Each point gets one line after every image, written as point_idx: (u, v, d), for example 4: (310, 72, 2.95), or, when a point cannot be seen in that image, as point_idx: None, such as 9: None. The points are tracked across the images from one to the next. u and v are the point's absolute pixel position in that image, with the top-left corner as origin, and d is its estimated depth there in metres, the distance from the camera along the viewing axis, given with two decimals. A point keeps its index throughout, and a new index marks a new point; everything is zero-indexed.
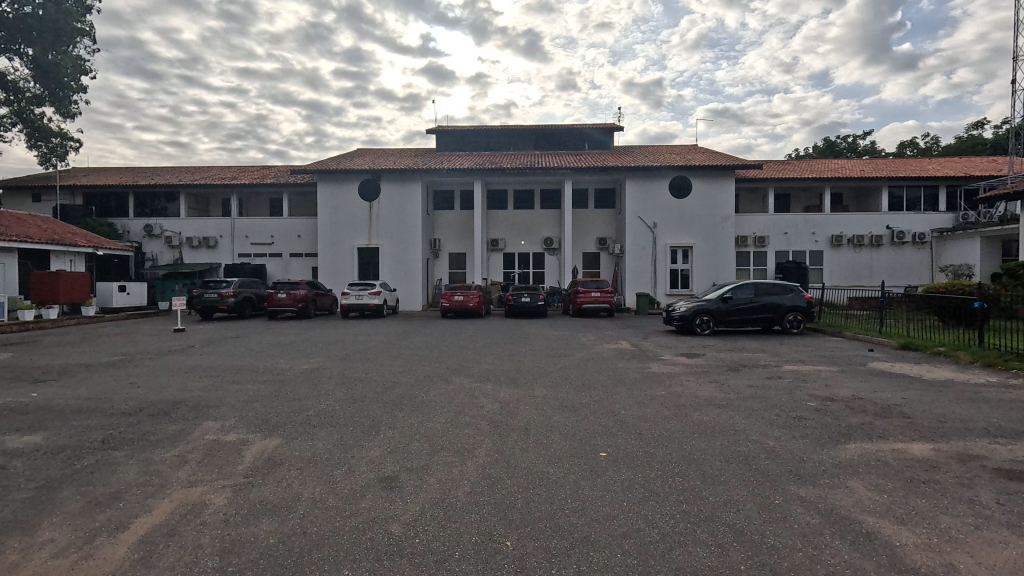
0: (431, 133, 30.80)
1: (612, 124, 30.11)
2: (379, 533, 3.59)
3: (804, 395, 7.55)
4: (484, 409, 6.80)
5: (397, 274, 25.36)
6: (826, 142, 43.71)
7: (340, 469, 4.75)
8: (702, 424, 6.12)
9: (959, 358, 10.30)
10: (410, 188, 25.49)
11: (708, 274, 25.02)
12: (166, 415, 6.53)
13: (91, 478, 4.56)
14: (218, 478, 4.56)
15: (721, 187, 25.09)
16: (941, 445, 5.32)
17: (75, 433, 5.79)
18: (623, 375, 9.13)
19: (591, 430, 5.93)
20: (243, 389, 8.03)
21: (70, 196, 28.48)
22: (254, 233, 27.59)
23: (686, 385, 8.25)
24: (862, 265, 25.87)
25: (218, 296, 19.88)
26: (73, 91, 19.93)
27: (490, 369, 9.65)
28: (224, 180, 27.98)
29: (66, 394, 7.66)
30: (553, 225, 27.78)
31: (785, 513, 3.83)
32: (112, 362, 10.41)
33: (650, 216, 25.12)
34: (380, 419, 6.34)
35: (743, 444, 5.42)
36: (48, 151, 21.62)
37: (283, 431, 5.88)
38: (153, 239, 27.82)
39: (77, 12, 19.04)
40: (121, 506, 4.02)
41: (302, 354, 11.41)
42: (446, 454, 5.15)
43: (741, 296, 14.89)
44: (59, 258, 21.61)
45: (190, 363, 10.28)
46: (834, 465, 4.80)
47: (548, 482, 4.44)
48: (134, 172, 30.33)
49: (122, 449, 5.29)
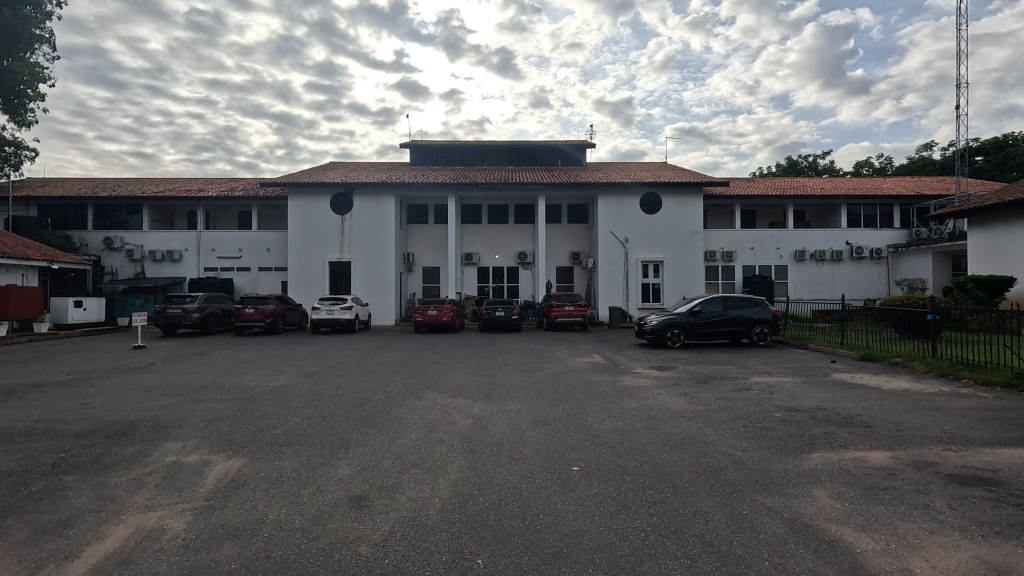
0: (405, 148, 30.75)
1: (585, 141, 30.64)
2: (347, 553, 3.52)
3: (770, 406, 7.73)
4: (456, 425, 6.75)
5: (369, 289, 25.02)
6: (789, 162, 45.53)
7: (308, 488, 4.65)
8: (673, 437, 6.21)
9: (914, 368, 10.77)
10: (383, 202, 25.33)
11: (678, 288, 25.48)
12: (124, 436, 6.26)
13: (38, 505, 4.31)
14: (177, 502, 4.39)
15: (690, 204, 25.73)
16: (899, 453, 5.54)
17: (24, 456, 5.51)
18: (596, 388, 9.21)
19: (563, 444, 5.95)
20: (206, 408, 7.77)
21: (24, 208, 27.30)
22: (221, 246, 26.91)
23: (659, 399, 8.33)
24: (824, 279, 26.85)
25: (182, 312, 19.21)
26: (29, 99, 19.61)
27: (463, 384, 9.59)
28: (189, 193, 27.23)
29: (17, 415, 7.30)
30: (526, 239, 27.95)
31: (752, 523, 3.91)
32: (64, 381, 9.93)
33: (622, 231, 25.58)
34: (349, 437, 6.23)
35: (710, 455, 5.54)
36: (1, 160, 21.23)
37: (247, 451, 5.71)
38: (114, 252, 26.88)
39: (36, 19, 18.66)
40: (70, 534, 3.82)
41: (270, 371, 11.11)
42: (418, 471, 5.09)
43: (710, 310, 15.18)
44: (12, 272, 20.52)
45: (150, 381, 9.89)
46: (798, 474, 4.93)
47: (521, 499, 4.41)
48: (95, 183, 29.35)
49: (75, 472, 5.05)
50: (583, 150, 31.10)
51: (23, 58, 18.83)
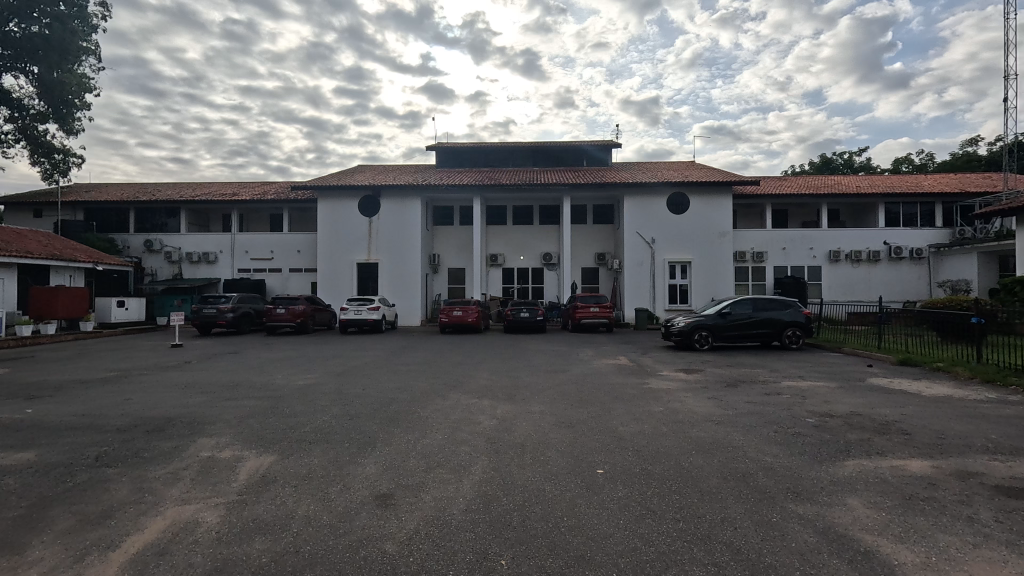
0: (430, 150, 31.06)
1: (610, 141, 30.37)
2: (372, 551, 3.57)
3: (802, 412, 7.50)
4: (480, 426, 6.79)
5: (395, 289, 25.37)
6: (822, 159, 44.15)
7: (336, 486, 4.74)
8: (701, 441, 6.10)
9: (958, 373, 10.29)
10: (409, 205, 25.67)
11: (706, 289, 25.01)
12: (161, 431, 6.50)
13: (82, 496, 4.52)
14: (211, 496, 4.53)
15: (719, 204, 25.22)
16: (940, 462, 5.30)
17: (70, 449, 5.79)
18: (621, 391, 9.12)
19: (587, 446, 5.91)
20: (238, 405, 8.00)
21: (71, 212, 28.67)
22: (254, 248, 27.70)
23: (685, 402, 8.17)
24: (860, 280, 25.95)
25: (216, 312, 19.84)
26: (76, 108, 20.61)
27: (487, 385, 9.62)
28: (224, 197, 28.14)
29: (63, 409, 7.67)
30: (551, 240, 27.87)
31: (782, 532, 3.80)
32: (106, 378, 10.39)
33: (649, 231, 25.27)
34: (375, 436, 6.32)
35: (739, 460, 5.42)
36: (51, 167, 22.30)
37: (278, 448, 5.86)
38: (154, 254, 27.97)
39: (83, 31, 19.68)
40: (112, 524, 3.99)
41: (299, 370, 11.37)
42: (443, 471, 5.14)
43: (739, 312, 14.85)
44: (60, 273, 21.58)
45: (186, 379, 10.25)
46: (831, 482, 4.77)
47: (545, 500, 4.40)
48: (136, 188, 30.59)
49: (116, 465, 5.26)
50: (609, 150, 30.86)
51: (72, 69, 19.87)
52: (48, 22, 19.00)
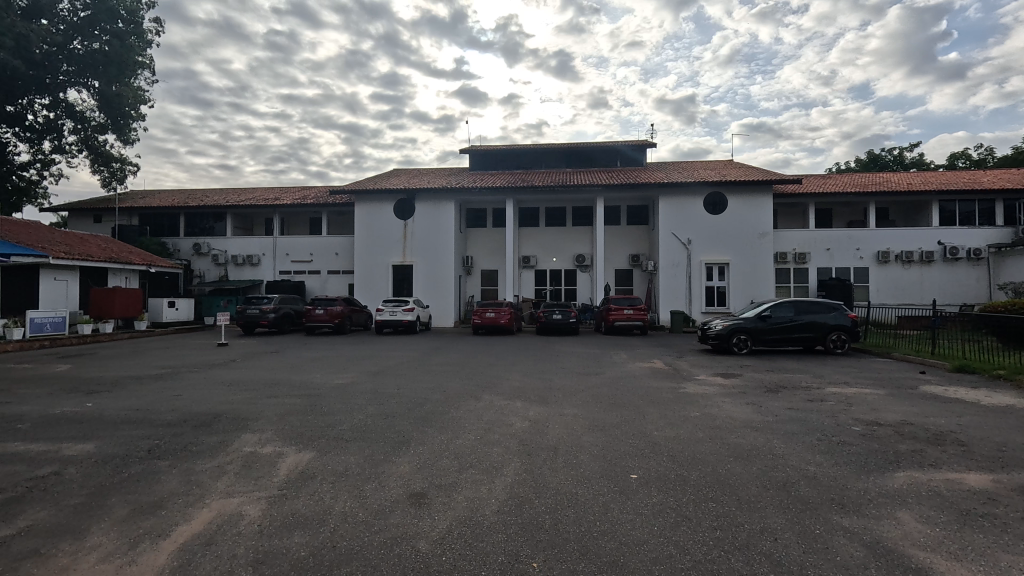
0: (464, 153, 31.37)
1: (645, 141, 29.94)
2: (406, 548, 3.62)
3: (848, 420, 7.17)
4: (512, 428, 6.79)
5: (429, 291, 25.74)
6: (870, 156, 42.19)
7: (372, 483, 4.85)
8: (739, 447, 5.93)
9: (1020, 382, 9.63)
10: (443, 207, 26.00)
11: (745, 291, 24.30)
12: (208, 427, 6.80)
13: (136, 486, 4.78)
14: (254, 490, 4.71)
15: (759, 203, 24.46)
16: (1001, 476, 4.97)
17: (126, 441, 6.13)
18: (656, 395, 8.95)
19: (622, 451, 5.83)
20: (279, 402, 8.28)
21: (128, 218, 30.35)
22: (295, 251, 28.62)
23: (723, 408, 7.94)
24: (911, 282, 24.68)
25: (259, 312, 20.60)
26: (133, 119, 21.85)
27: (520, 387, 9.62)
28: (267, 201, 29.20)
29: (119, 404, 8.13)
30: (584, 242, 27.68)
31: (826, 544, 3.65)
32: (158, 375, 10.94)
33: (684, 232, 24.76)
34: (409, 435, 6.41)
35: (780, 468, 5.23)
36: (109, 175, 23.66)
37: (316, 445, 6.03)
38: (202, 257, 29.28)
39: (139, 47, 20.86)
40: (163, 514, 4.19)
41: (337, 369, 11.68)
42: (476, 471, 5.17)
43: (780, 315, 14.35)
44: (117, 275, 22.88)
45: (230, 376, 10.69)
46: (880, 494, 4.55)
47: (577, 504, 4.37)
48: (186, 194, 32.12)
49: (167, 458, 5.53)
50: (643, 150, 30.42)
51: (129, 82, 21.08)
52: (108, 39, 20.22)
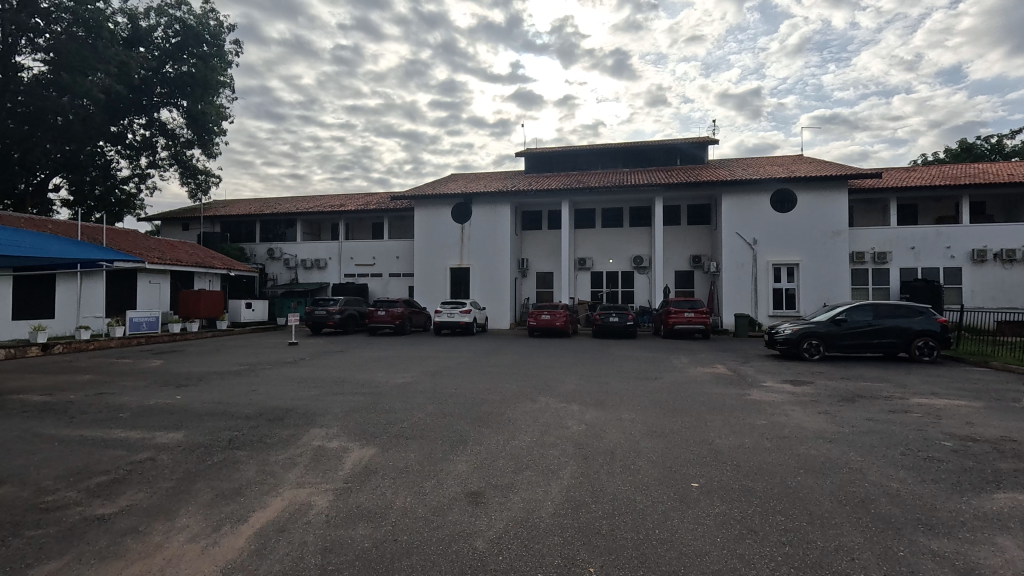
0: (520, 157, 31.59)
1: (706, 138, 28.88)
2: (464, 546, 3.69)
3: (936, 434, 6.57)
4: (569, 431, 6.74)
5: (486, 293, 26.09)
6: (962, 146, 38.50)
7: (430, 480, 4.98)
8: (810, 459, 5.58)
9: None
10: (499, 210, 26.29)
11: (817, 293, 22.85)
12: (280, 420, 7.25)
13: (219, 473, 5.18)
14: (322, 482, 4.97)
15: (833, 199, 22.92)
16: None
17: (210, 431, 6.65)
18: (719, 401, 8.60)
19: (682, 458, 5.65)
20: (344, 399, 8.68)
21: (211, 225, 32.90)
22: (358, 255, 29.91)
23: (793, 417, 7.50)
24: (1013, 284, 22.27)
25: (326, 313, 21.68)
26: (216, 134, 23.73)
27: (576, 390, 9.55)
28: (333, 208, 30.71)
29: (204, 397, 8.84)
30: (642, 243, 27.06)
31: (910, 568, 3.37)
32: (237, 371, 11.79)
33: (749, 231, 23.64)
34: (466, 435, 6.53)
35: (858, 484, 4.88)
36: (195, 187, 25.72)
37: (379, 441, 6.27)
38: (275, 261, 31.22)
39: (221, 67, 22.71)
40: (242, 500, 4.52)
41: (398, 369, 12.10)
42: (531, 473, 5.19)
43: (857, 319, 13.38)
44: (202, 278, 24.86)
45: (300, 374, 11.33)
46: (976, 517, 4.13)
47: (636, 510, 4.29)
48: (261, 203, 34.39)
49: (245, 448, 5.95)
50: (705, 147, 29.36)
51: (212, 100, 22.95)
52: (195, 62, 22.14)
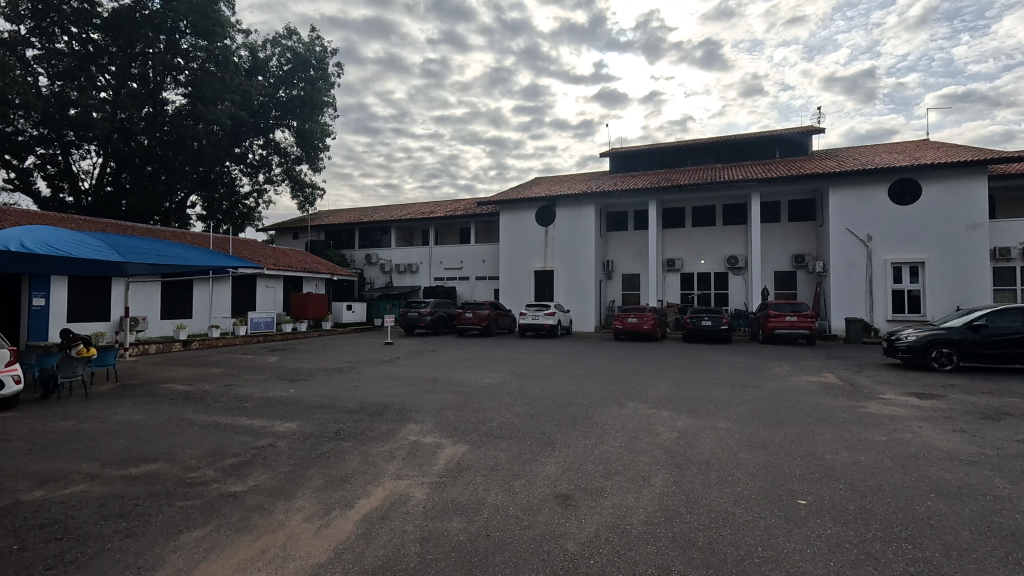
0: (605, 157, 31.14)
1: (811, 126, 26.60)
2: (555, 547, 3.72)
3: None
4: (660, 438, 6.53)
5: (570, 296, 25.99)
6: None
7: (520, 480, 5.07)
8: (943, 482, 4.94)
9: None
10: (584, 212, 26.08)
11: (948, 295, 20.15)
12: (379, 415, 7.75)
13: (328, 461, 5.66)
14: (418, 475, 5.24)
15: (969, 188, 20.08)
16: None
17: (319, 423, 7.28)
18: (828, 413, 7.88)
19: (787, 472, 5.26)
20: (436, 397, 9.08)
21: (317, 234, 35.92)
22: (447, 259, 31.11)
23: (921, 434, 6.68)
24: None
25: (418, 315, 22.79)
26: (321, 150, 25.97)
27: (666, 396, 9.22)
28: (423, 215, 32.23)
29: (313, 391, 9.68)
30: (737, 241, 25.52)
31: None
32: (340, 368, 12.77)
33: (863, 227, 21.42)
34: (554, 437, 6.56)
35: (1006, 514, 4.24)
36: (304, 199, 28.26)
37: (469, 439, 6.48)
38: (372, 266, 33.37)
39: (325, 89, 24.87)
40: (348, 487, 4.89)
41: (485, 369, 12.42)
42: (621, 479, 5.10)
43: (1002, 325, 11.62)
44: (310, 282, 27.25)
45: (396, 372, 12.02)
46: None
47: (735, 524, 4.06)
48: (360, 212, 36.93)
49: (350, 440, 6.44)
50: (809, 137, 27.05)
51: (318, 119, 25.19)
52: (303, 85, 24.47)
